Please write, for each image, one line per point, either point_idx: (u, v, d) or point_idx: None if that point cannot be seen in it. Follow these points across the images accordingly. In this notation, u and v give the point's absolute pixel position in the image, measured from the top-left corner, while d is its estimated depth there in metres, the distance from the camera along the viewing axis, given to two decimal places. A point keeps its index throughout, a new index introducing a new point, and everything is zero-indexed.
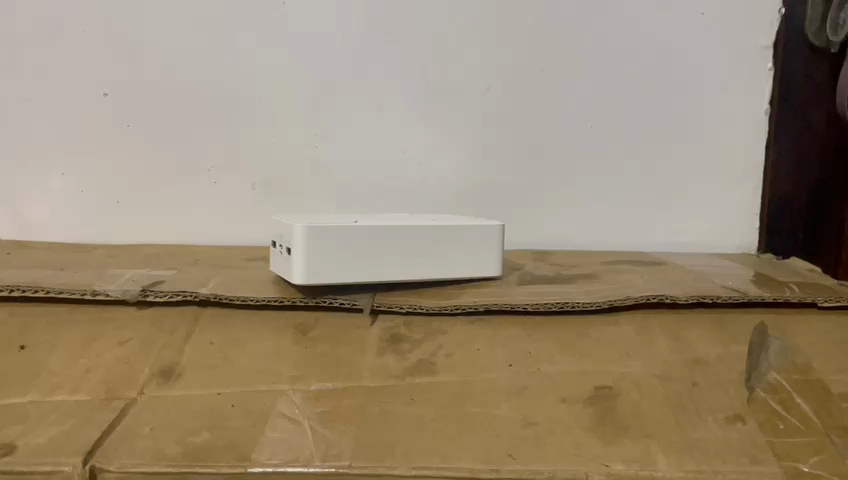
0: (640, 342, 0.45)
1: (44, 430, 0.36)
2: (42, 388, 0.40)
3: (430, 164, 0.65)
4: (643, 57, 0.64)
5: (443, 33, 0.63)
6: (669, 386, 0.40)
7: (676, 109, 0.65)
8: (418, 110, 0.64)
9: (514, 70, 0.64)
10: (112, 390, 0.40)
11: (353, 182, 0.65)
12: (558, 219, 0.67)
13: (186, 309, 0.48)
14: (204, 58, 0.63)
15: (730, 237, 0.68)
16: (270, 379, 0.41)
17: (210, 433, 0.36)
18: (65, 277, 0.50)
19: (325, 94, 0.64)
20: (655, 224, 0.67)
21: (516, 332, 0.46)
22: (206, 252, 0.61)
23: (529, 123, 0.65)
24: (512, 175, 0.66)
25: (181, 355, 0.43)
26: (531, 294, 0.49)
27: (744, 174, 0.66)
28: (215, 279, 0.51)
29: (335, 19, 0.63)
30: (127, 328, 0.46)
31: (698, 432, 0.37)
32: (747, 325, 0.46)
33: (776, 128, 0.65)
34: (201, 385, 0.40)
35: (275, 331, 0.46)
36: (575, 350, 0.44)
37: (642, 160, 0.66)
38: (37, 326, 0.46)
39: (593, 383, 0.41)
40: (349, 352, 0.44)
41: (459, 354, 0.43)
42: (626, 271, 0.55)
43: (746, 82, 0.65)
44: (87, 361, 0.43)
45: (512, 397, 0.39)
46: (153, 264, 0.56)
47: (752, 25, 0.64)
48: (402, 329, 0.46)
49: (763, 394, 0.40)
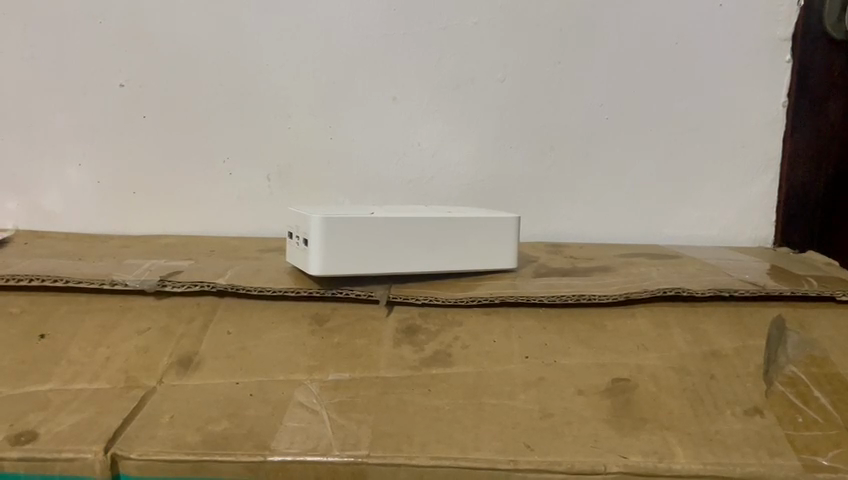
0: (657, 335, 0.45)
1: (65, 418, 0.37)
2: (62, 376, 0.41)
3: (445, 155, 0.65)
4: (659, 49, 0.64)
5: (457, 24, 0.63)
6: (686, 379, 0.40)
7: (692, 100, 0.65)
8: (432, 102, 0.64)
9: (528, 63, 0.64)
10: (131, 379, 0.40)
11: (368, 173, 0.66)
12: (573, 212, 0.67)
13: (203, 300, 0.48)
14: (219, 48, 0.63)
15: (746, 231, 0.67)
16: (288, 369, 0.41)
17: (229, 422, 0.36)
18: (84, 267, 0.51)
19: (340, 85, 0.64)
20: (670, 218, 0.67)
21: (532, 323, 0.46)
22: (222, 243, 0.62)
23: (543, 115, 0.65)
24: (527, 168, 0.66)
25: (199, 345, 0.44)
26: (547, 286, 0.49)
27: (760, 167, 0.66)
28: (232, 270, 0.51)
29: (350, 9, 0.63)
30: (145, 318, 0.46)
31: (716, 424, 0.36)
32: (765, 318, 0.46)
33: (793, 122, 0.64)
34: (219, 375, 0.41)
35: (291, 322, 0.46)
36: (591, 343, 0.44)
37: (658, 152, 0.66)
38: (57, 315, 0.46)
39: (610, 375, 0.41)
40: (365, 342, 0.44)
41: (475, 345, 0.44)
42: (642, 264, 0.55)
43: (763, 76, 0.64)
44: (107, 350, 0.43)
45: (528, 388, 0.39)
46: (170, 255, 0.56)
47: (770, 18, 0.63)
48: (418, 320, 0.46)
49: (781, 388, 0.40)
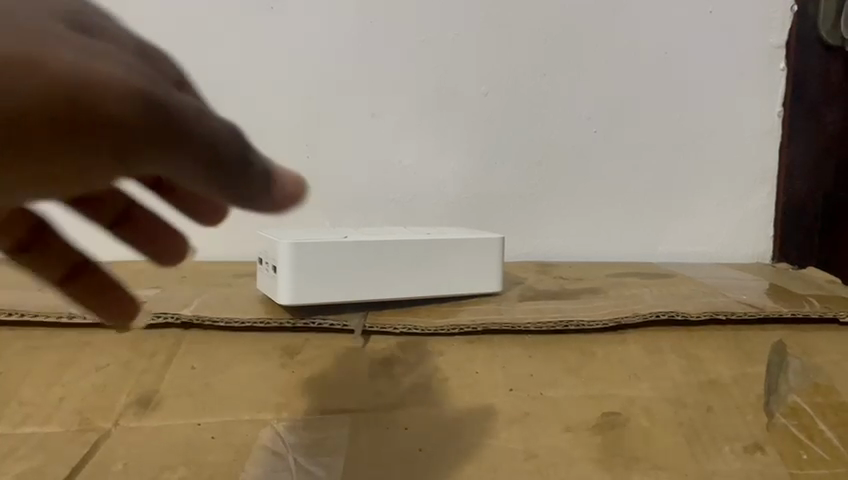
0: (650, 362, 0.42)
1: (10, 466, 0.34)
2: (11, 420, 0.38)
3: (429, 172, 0.62)
4: (649, 60, 0.62)
5: (438, 36, 0.61)
6: (681, 411, 0.38)
7: (682, 110, 0.63)
8: (416, 118, 0.62)
9: (512, 75, 0.61)
10: (85, 421, 0.38)
11: (348, 191, 0.63)
12: (565, 230, 0.64)
13: (167, 332, 0.45)
14: (189, 65, 0.61)
15: (745, 247, 0.65)
16: (255, 407, 0.38)
17: (187, 469, 0.34)
18: (42, 298, 0.48)
19: (317, 101, 0.61)
20: (664, 233, 0.64)
21: (516, 352, 0.43)
22: (193, 268, 0.59)
23: (530, 128, 0.62)
24: (515, 185, 0.63)
25: (161, 381, 0.41)
26: (533, 311, 0.46)
27: (756, 180, 0.64)
28: (200, 299, 0.48)
29: (325, 23, 0.60)
30: (105, 353, 0.43)
31: (714, 463, 0.34)
32: (764, 343, 0.43)
33: (789, 130, 0.63)
34: (180, 414, 0.38)
35: (260, 354, 0.43)
36: (580, 372, 0.41)
37: (651, 164, 0.63)
38: (11, 351, 0.43)
39: (600, 409, 0.38)
40: (338, 376, 0.41)
41: (456, 377, 0.41)
42: (634, 285, 0.52)
43: (758, 85, 0.62)
44: (62, 388, 0.40)
45: (512, 424, 0.37)
46: (136, 283, 0.53)
47: (762, 25, 0.62)
48: (395, 350, 0.43)
49: (784, 420, 0.37)
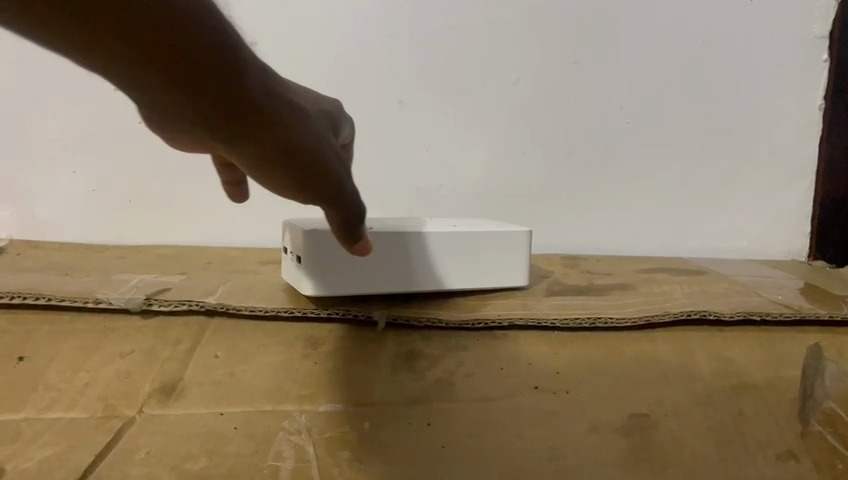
0: (680, 363, 0.41)
1: (35, 452, 0.34)
2: (37, 404, 0.38)
3: (458, 157, 0.61)
4: (685, 48, 0.60)
5: (469, 22, 0.59)
6: (714, 414, 0.37)
7: (719, 103, 0.61)
8: (444, 106, 0.61)
9: (544, 65, 0.60)
10: (109, 408, 0.38)
11: (374, 180, 0.62)
12: (596, 223, 0.63)
13: (191, 321, 0.45)
14: None
15: (779, 244, 0.63)
16: (278, 398, 0.38)
17: (208, 460, 0.34)
18: (68, 283, 0.48)
19: (345, 89, 0.61)
20: (694, 229, 0.63)
21: (542, 349, 0.42)
22: (219, 255, 0.59)
23: (561, 118, 0.61)
24: (544, 176, 0.62)
25: (185, 370, 0.41)
26: (560, 308, 0.45)
27: (791, 176, 0.62)
28: (224, 288, 0.48)
29: (353, 9, 0.60)
30: (130, 339, 0.43)
31: (744, 471, 0.33)
32: (799, 345, 0.42)
33: (830, 124, 0.60)
34: (203, 403, 0.38)
35: (284, 344, 0.43)
36: (607, 372, 0.40)
37: (684, 156, 0.62)
38: (37, 335, 0.43)
39: (629, 410, 0.37)
40: (361, 369, 0.40)
41: (480, 374, 0.40)
42: (665, 282, 0.51)
43: (797, 78, 0.60)
44: (87, 374, 0.40)
45: (538, 423, 0.36)
46: (162, 269, 0.53)
47: (804, 14, 0.59)
48: (419, 344, 0.43)
49: (820, 428, 0.36)
